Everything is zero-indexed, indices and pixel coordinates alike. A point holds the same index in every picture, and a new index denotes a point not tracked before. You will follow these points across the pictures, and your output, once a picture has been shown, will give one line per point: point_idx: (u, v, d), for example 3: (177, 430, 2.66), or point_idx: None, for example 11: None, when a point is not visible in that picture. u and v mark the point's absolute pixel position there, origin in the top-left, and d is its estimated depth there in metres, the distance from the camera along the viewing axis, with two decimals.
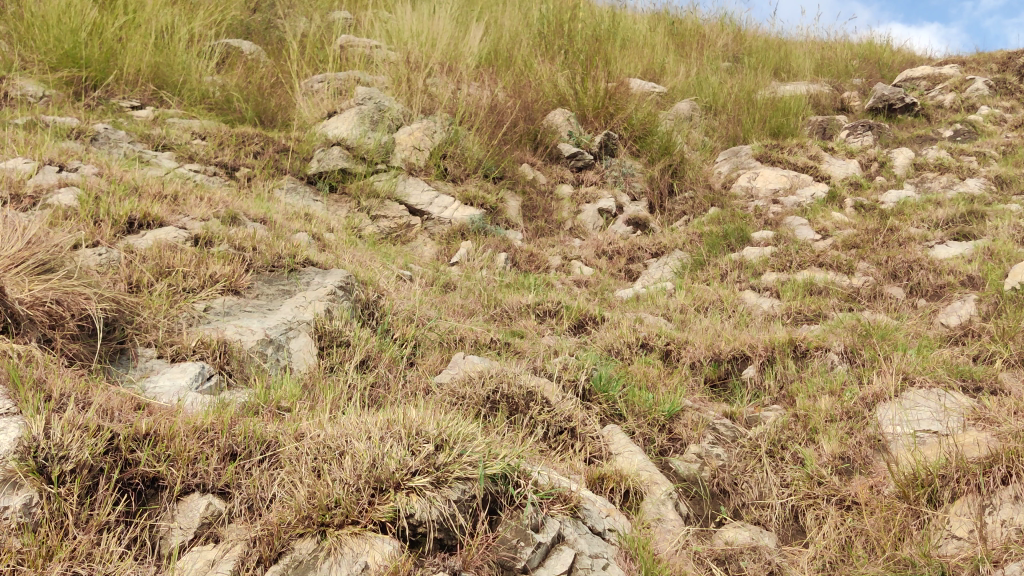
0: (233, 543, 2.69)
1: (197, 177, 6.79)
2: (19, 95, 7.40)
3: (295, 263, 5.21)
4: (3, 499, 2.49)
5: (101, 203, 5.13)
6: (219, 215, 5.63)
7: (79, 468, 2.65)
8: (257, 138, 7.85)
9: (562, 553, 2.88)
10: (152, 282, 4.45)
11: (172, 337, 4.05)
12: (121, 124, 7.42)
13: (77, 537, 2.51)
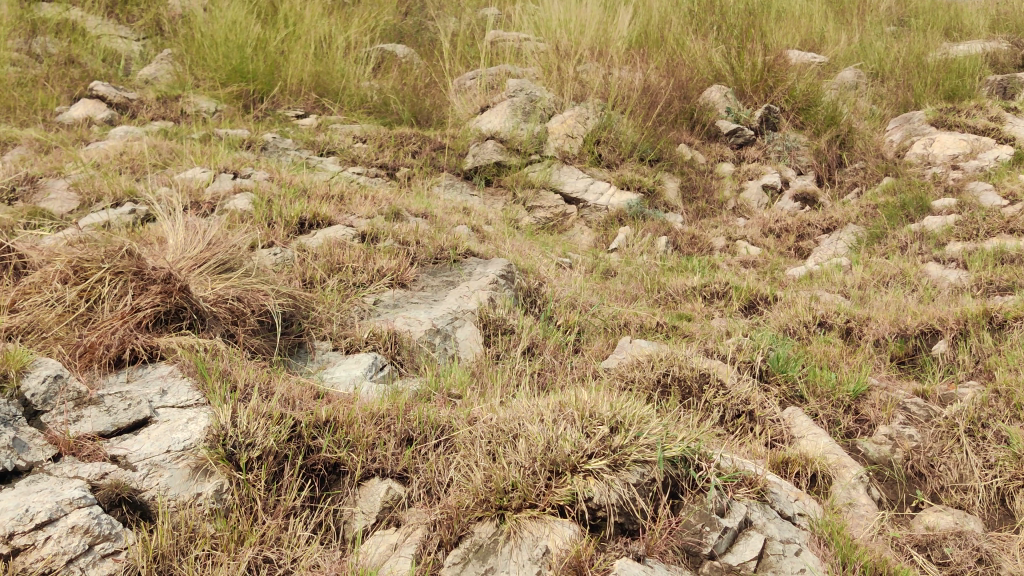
0: (415, 527, 2.68)
1: (360, 179, 6.93)
2: (195, 111, 7.79)
3: (457, 255, 5.21)
4: (196, 486, 2.58)
5: (273, 205, 5.32)
6: (384, 212, 5.73)
7: (265, 455, 2.70)
8: (414, 138, 7.95)
9: (751, 538, 2.71)
10: (325, 278, 4.57)
11: (346, 330, 4.13)
12: (288, 133, 7.69)
13: (266, 522, 2.57)
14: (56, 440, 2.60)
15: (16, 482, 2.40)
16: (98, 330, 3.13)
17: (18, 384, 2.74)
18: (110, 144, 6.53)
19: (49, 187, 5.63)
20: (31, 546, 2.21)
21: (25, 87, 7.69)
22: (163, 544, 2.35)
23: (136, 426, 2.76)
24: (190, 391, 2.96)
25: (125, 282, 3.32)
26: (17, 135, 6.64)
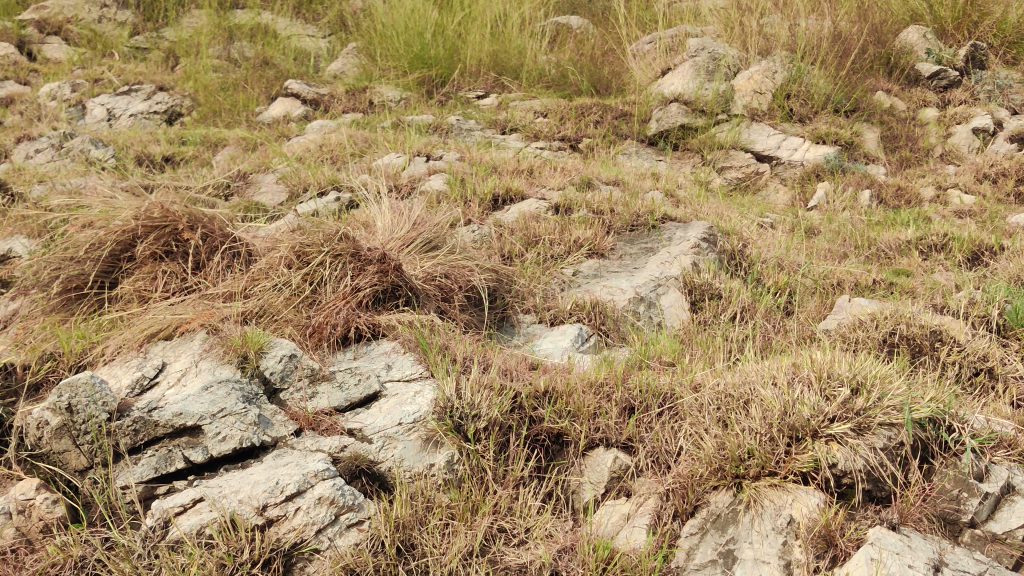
0: (646, 497, 2.56)
1: (544, 153, 6.78)
2: (381, 101, 7.87)
3: (654, 221, 4.88)
4: (427, 457, 2.57)
5: (467, 184, 5.34)
6: (575, 182, 5.58)
7: (491, 426, 2.61)
8: (595, 107, 7.78)
9: (1016, 504, 2.45)
10: (523, 252, 4.52)
11: (549, 302, 4.00)
12: (471, 114, 7.75)
13: (497, 492, 2.51)
14: (296, 415, 2.69)
15: (263, 456, 2.48)
16: (325, 311, 3.22)
17: (257, 365, 2.83)
18: (309, 138, 6.71)
19: (259, 182, 5.88)
20: (283, 516, 2.26)
21: (226, 90, 7.97)
22: (402, 514, 2.33)
23: (368, 401, 2.81)
24: (414, 365, 2.97)
25: (344, 265, 3.34)
26: (225, 134, 6.89)
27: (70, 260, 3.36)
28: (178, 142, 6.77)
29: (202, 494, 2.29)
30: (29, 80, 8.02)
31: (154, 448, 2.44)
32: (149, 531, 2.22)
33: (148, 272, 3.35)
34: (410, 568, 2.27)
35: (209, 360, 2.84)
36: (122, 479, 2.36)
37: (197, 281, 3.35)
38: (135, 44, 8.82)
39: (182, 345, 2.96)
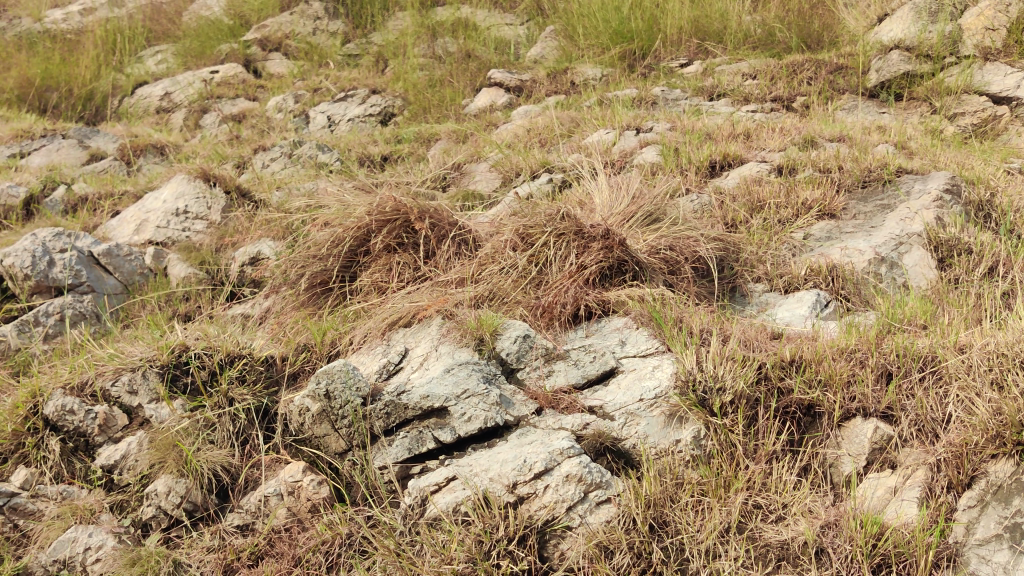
0: (914, 468, 2.28)
1: (756, 116, 5.82)
2: (582, 81, 7.07)
3: (890, 173, 4.23)
4: (673, 433, 2.30)
5: (682, 152, 4.66)
6: (796, 142, 5.05)
7: (737, 400, 2.31)
8: (807, 63, 6.48)
9: None
10: (748, 218, 3.96)
11: (781, 268, 3.54)
12: (676, 83, 6.70)
13: (750, 467, 2.23)
14: (535, 395, 2.45)
15: (508, 435, 2.32)
16: (553, 291, 2.82)
17: (494, 346, 2.60)
18: (517, 124, 6.21)
19: (473, 172, 5.41)
20: (534, 494, 2.09)
21: (435, 87, 7.39)
22: (653, 491, 2.09)
23: (606, 378, 2.51)
24: (649, 339, 2.61)
25: (568, 243, 2.92)
26: (438, 129, 6.51)
27: (314, 258, 3.37)
28: (393, 142, 6.43)
29: (455, 473, 2.19)
30: (256, 96, 7.72)
31: (405, 430, 2.37)
32: (409, 509, 2.17)
33: (384, 265, 3.28)
34: (665, 545, 2.04)
35: (448, 343, 2.65)
36: (379, 460, 2.32)
37: (429, 270, 3.22)
38: (347, 52, 8.33)
39: (421, 331, 2.80)
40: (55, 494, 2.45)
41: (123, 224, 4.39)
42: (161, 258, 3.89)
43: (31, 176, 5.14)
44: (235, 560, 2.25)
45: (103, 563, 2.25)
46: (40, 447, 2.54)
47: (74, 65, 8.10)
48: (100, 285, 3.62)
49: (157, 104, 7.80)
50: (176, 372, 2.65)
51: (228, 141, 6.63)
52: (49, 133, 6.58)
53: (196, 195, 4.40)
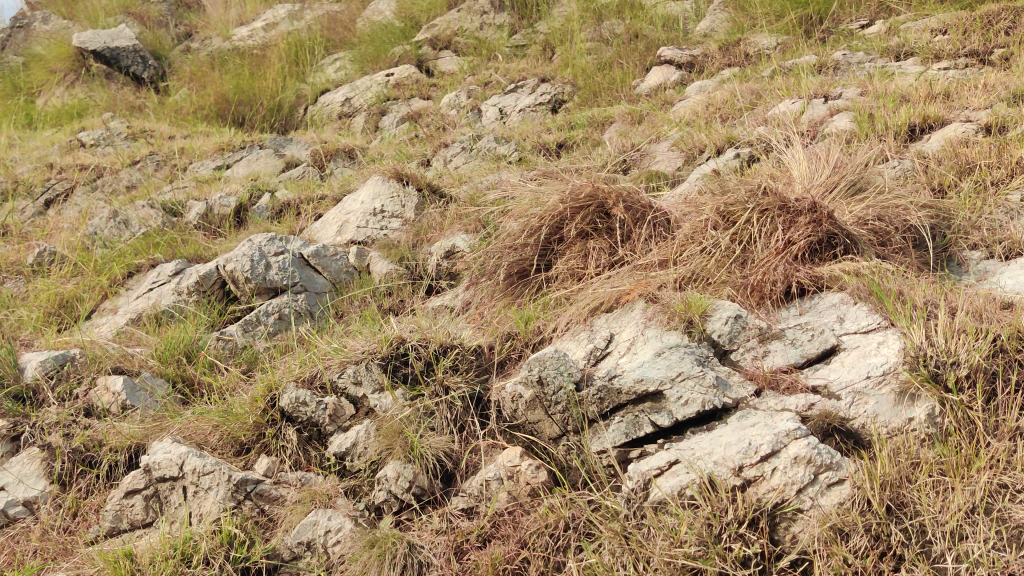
0: None
1: (951, 73, 5.46)
2: (755, 52, 6.85)
3: None
4: (904, 412, 2.21)
5: (877, 118, 4.43)
6: (1003, 98, 4.68)
7: (974, 374, 2.17)
8: (1004, 11, 6.02)
9: None
10: (957, 181, 3.71)
11: (1000, 234, 3.28)
12: (858, 46, 6.37)
13: (992, 444, 2.09)
14: (753, 375, 2.41)
15: (728, 418, 2.28)
16: (760, 268, 2.75)
17: (704, 328, 2.56)
18: (694, 100, 6.06)
19: (654, 151, 5.22)
20: (761, 477, 2.06)
21: (605, 70, 7.37)
22: (888, 471, 2.01)
23: (826, 356, 2.44)
24: (870, 314, 2.51)
25: (772, 219, 2.83)
26: (611, 112, 6.45)
27: (509, 249, 3.32)
28: (568, 128, 6.42)
29: (676, 457, 2.19)
30: (430, 94, 7.93)
31: (620, 415, 2.38)
32: (631, 492, 2.18)
33: (579, 251, 3.20)
34: (905, 527, 1.97)
35: (655, 327, 2.64)
36: (598, 445, 2.34)
37: (626, 253, 3.12)
38: (515, 43, 8.40)
39: (625, 316, 2.78)
40: (295, 481, 2.59)
41: (326, 226, 4.55)
42: (364, 256, 3.94)
43: (237, 186, 5.46)
44: (464, 542, 2.30)
45: (344, 545, 2.32)
46: (279, 436, 2.72)
47: (262, 78, 8.55)
48: (312, 285, 3.76)
49: (339, 110, 8.12)
50: (396, 362, 2.75)
51: (409, 140, 6.82)
52: (247, 145, 6.98)
53: (391, 194, 4.52)
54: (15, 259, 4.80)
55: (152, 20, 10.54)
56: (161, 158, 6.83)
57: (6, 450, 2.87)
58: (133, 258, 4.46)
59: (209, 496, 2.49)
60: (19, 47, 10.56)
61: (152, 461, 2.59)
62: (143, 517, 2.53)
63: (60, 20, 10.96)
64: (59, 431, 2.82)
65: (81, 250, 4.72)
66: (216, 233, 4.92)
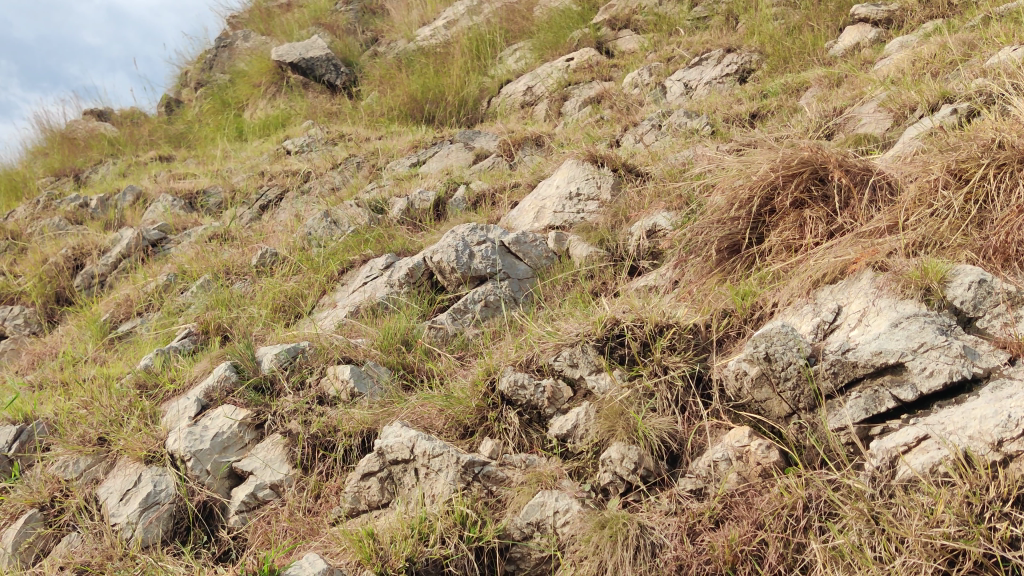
0: None
1: None
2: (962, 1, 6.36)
3: None
4: None
5: None
6: None
7: None
8: None
9: None
10: None
11: None
12: None
13: None
14: (1006, 343, 2.22)
15: (980, 389, 2.12)
16: (1001, 228, 2.56)
17: (944, 295, 2.42)
18: (896, 58, 5.69)
19: (858, 114, 4.93)
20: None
21: (795, 35, 7.05)
22: None
23: None
24: None
25: (1011, 174, 2.65)
26: (806, 77, 6.16)
27: (718, 223, 3.26)
28: (759, 98, 6.19)
29: (926, 432, 2.07)
30: (612, 76, 7.87)
31: (857, 390, 2.28)
32: (876, 471, 2.09)
33: (794, 221, 3.08)
34: None
35: (887, 297, 2.50)
36: (836, 422, 2.25)
37: (846, 221, 2.99)
38: (696, 15, 8.18)
39: (852, 288, 2.65)
40: (520, 463, 2.59)
41: (523, 214, 4.43)
42: (562, 241, 3.94)
43: (435, 180, 5.60)
44: (696, 523, 2.26)
45: (573, 526, 2.32)
46: (501, 420, 2.76)
47: (446, 74, 8.75)
48: (514, 272, 3.77)
49: (522, 99, 8.18)
50: (613, 344, 2.74)
51: (595, 123, 6.78)
52: (439, 140, 7.17)
53: (586, 177, 4.38)
54: (240, 262, 5.14)
55: (342, 29, 11.02)
56: (361, 159, 7.12)
57: (251, 436, 3.01)
58: (347, 255, 4.68)
59: (440, 478, 2.53)
60: (225, 65, 11.31)
61: (385, 444, 2.67)
62: (379, 498, 2.62)
63: (259, 36, 11.65)
64: (297, 419, 2.98)
65: (298, 250, 5.00)
66: (419, 227, 5.06)
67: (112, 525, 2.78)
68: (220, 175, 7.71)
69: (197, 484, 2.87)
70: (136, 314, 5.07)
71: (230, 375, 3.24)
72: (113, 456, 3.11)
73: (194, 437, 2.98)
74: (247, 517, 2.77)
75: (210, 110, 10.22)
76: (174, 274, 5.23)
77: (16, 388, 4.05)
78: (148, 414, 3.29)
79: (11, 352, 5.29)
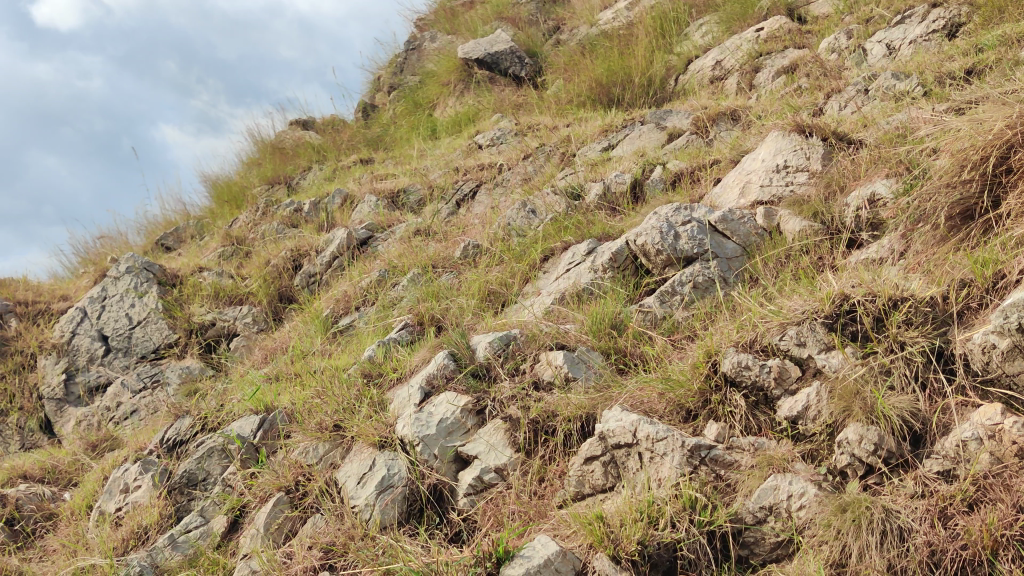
0: None
1: None
2: None
3: None
4: None
5: None
6: None
7: None
8: None
9: None
10: None
11: None
12: None
13: None
14: None
15: None
16: None
17: None
18: None
19: None
20: None
21: None
22: None
23: None
24: None
25: None
26: None
27: (948, 188, 3.08)
28: (974, 52, 5.72)
29: None
30: (806, 43, 7.52)
31: None
32: None
33: None
34: None
35: None
36: None
37: None
38: None
39: None
40: (748, 446, 2.52)
41: (728, 189, 4.33)
42: (772, 216, 3.80)
43: (630, 163, 5.56)
44: (947, 507, 2.14)
45: (809, 510, 2.25)
46: (725, 402, 2.70)
47: (631, 56, 8.64)
48: (722, 251, 3.67)
49: (711, 74, 7.96)
50: (844, 321, 2.64)
51: (793, 92, 6.50)
52: (629, 122, 7.11)
53: (794, 148, 4.22)
54: (445, 255, 5.31)
55: (524, 21, 11.10)
56: (551, 147, 7.16)
57: (473, 421, 3.08)
58: (548, 243, 4.74)
59: (666, 461, 2.51)
60: (415, 67, 11.69)
61: (607, 428, 2.67)
62: (604, 482, 2.64)
63: (445, 36, 11.95)
64: (517, 404, 3.04)
65: (499, 241, 5.10)
66: (617, 210, 5.02)
67: (352, 507, 2.94)
68: (418, 173, 7.98)
69: (427, 467, 2.98)
70: (354, 309, 5.34)
71: (449, 363, 3.35)
72: (348, 442, 3.30)
73: (420, 423, 3.09)
74: (475, 500, 2.85)
75: (403, 111, 10.59)
76: (386, 270, 5.47)
77: (255, 381, 4.35)
78: (377, 402, 3.45)
79: (243, 348, 5.73)
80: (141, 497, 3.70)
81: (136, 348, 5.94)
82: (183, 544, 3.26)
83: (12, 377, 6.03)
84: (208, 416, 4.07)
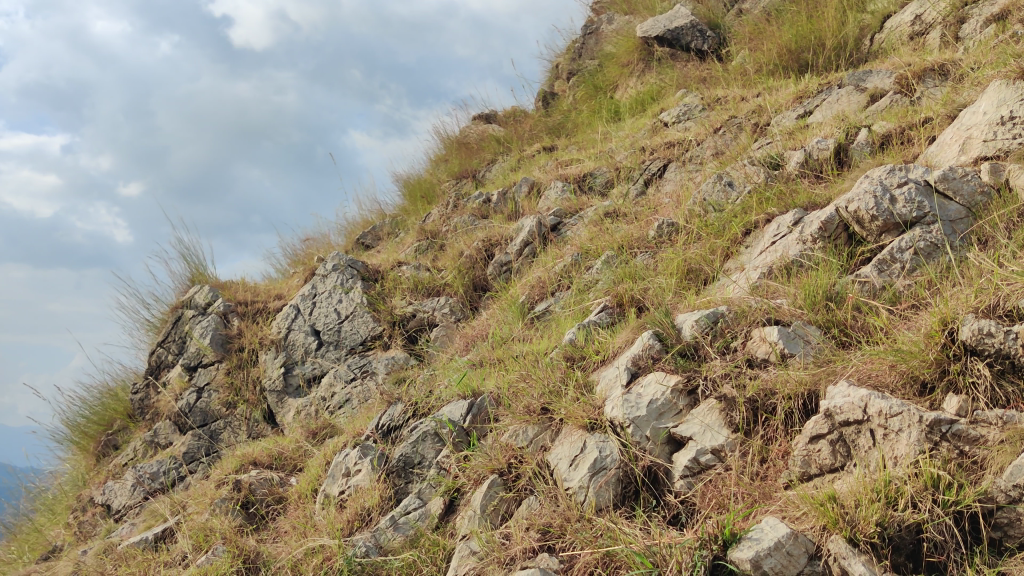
0: None
1: None
2: None
3: None
4: None
5: None
6: None
7: None
8: None
9: None
10: None
11: None
12: None
13: None
14: None
15: None
16: None
17: None
18: None
19: None
20: None
21: None
22: None
23: None
24: None
25: None
26: None
27: None
28: None
29: None
30: None
31: None
32: None
33: None
34: None
35: None
36: None
37: None
38: None
39: None
40: (996, 420, 2.32)
41: (945, 147, 4.03)
42: (999, 171, 3.49)
43: (831, 128, 5.27)
44: None
45: None
46: (966, 373, 2.51)
47: (821, 18, 8.20)
48: (944, 213, 3.42)
49: (910, 29, 7.39)
50: None
51: (1008, 39, 5.95)
52: (825, 87, 6.74)
53: (1020, 98, 3.85)
54: (638, 236, 5.23)
55: None
56: (742, 119, 6.90)
57: (685, 402, 3.01)
58: (748, 215, 4.57)
59: (902, 438, 2.35)
60: (594, 50, 11.61)
61: (833, 405, 2.54)
62: (832, 461, 2.50)
63: (623, 16, 11.78)
64: (731, 382, 2.95)
65: (696, 217, 4.96)
66: (820, 178, 4.76)
67: (566, 489, 2.94)
68: (604, 155, 7.91)
69: (640, 449, 2.93)
70: (550, 294, 5.36)
71: (655, 342, 3.29)
72: (557, 425, 3.31)
73: (630, 404, 3.05)
74: (692, 482, 2.78)
75: (584, 96, 10.56)
76: (579, 254, 5.46)
77: (461, 367, 4.46)
78: (583, 384, 3.45)
79: (444, 336, 5.88)
80: (362, 480, 3.86)
81: (345, 341, 6.17)
82: (404, 526, 3.37)
83: (237, 371, 6.48)
84: (419, 402, 4.20)
